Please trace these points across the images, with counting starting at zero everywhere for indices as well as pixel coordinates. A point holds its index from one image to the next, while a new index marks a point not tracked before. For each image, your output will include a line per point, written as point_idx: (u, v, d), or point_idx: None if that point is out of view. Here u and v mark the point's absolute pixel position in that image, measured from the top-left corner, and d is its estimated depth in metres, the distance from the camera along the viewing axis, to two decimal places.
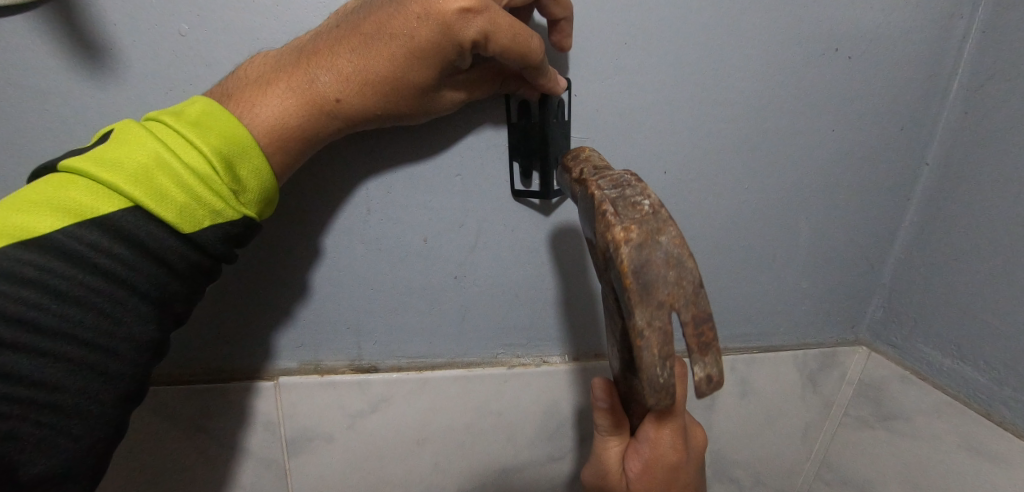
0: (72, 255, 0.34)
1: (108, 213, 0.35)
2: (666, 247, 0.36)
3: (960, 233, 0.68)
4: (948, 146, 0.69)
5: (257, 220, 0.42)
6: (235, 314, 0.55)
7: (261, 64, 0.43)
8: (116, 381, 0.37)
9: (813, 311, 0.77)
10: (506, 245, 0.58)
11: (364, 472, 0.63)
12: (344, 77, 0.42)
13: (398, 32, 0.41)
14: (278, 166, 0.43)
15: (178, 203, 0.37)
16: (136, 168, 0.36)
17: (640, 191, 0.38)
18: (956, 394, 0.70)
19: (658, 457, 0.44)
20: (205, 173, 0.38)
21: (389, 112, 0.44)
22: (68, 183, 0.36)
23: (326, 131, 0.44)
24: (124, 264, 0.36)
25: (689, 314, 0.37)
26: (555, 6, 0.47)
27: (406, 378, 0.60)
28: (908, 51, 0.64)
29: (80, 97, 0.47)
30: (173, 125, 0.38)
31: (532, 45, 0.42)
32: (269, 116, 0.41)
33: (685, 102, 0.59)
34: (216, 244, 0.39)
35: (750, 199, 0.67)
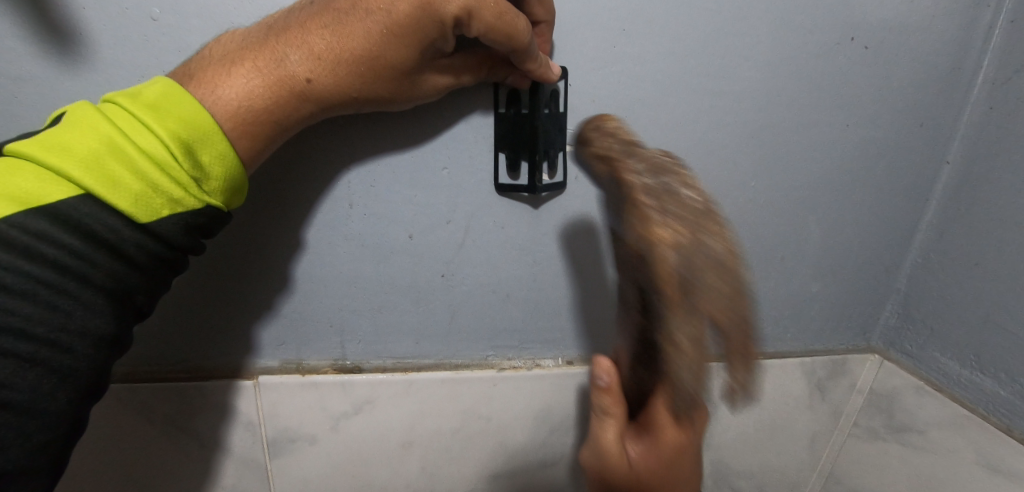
0: (15, 245, 0.32)
1: (59, 202, 0.33)
2: (661, 159, 0.43)
3: (981, 236, 0.64)
4: (971, 143, 0.65)
5: (224, 210, 0.40)
6: (214, 310, 0.53)
7: (228, 43, 0.41)
8: (70, 379, 0.35)
9: (822, 316, 0.74)
10: (497, 242, 0.55)
11: (348, 475, 0.60)
12: (316, 56, 0.40)
13: (375, 7, 0.39)
14: (244, 149, 0.40)
15: (134, 191, 0.35)
16: (88, 154, 0.34)
17: (673, 189, 0.41)
18: (974, 407, 0.66)
19: (661, 442, 0.44)
20: (164, 159, 0.35)
21: (365, 95, 0.42)
22: (14, 168, 0.33)
23: (296, 113, 0.41)
24: (74, 254, 0.34)
25: (695, 196, 0.41)
26: (538, 8, 0.46)
27: (391, 380, 0.58)
28: (931, 41, 0.61)
29: (41, 83, 0.43)
30: (128, 108, 0.36)
31: (519, 26, 0.40)
32: (234, 97, 0.39)
33: (690, 93, 0.55)
34: (178, 234, 0.37)
35: (757, 197, 0.63)
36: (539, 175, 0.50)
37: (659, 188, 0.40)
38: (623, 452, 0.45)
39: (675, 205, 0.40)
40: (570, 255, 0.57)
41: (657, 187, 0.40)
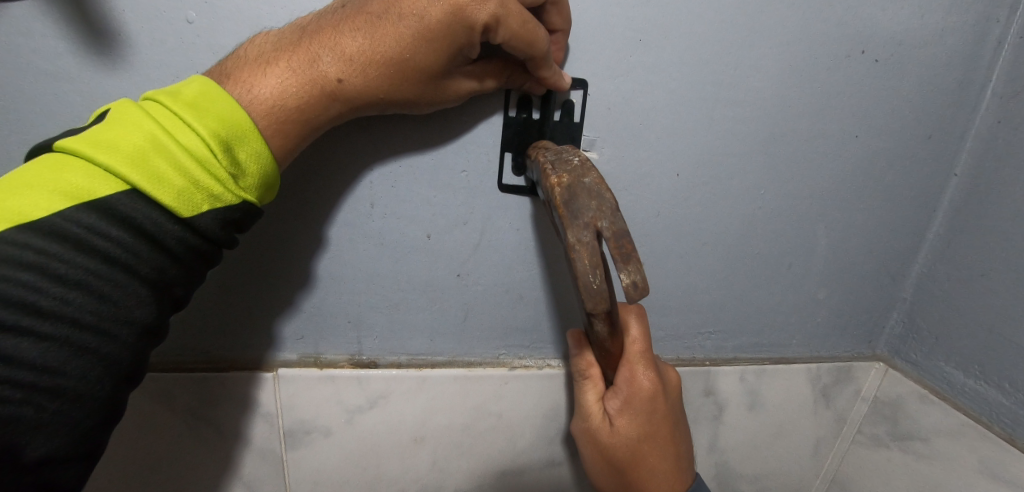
0: (69, 238, 0.34)
1: (107, 197, 0.35)
2: (589, 186, 0.41)
3: (988, 247, 0.65)
4: (980, 156, 0.66)
5: (257, 205, 0.42)
6: (237, 303, 0.55)
7: (264, 42, 0.42)
8: (114, 365, 0.36)
9: (828, 324, 0.75)
10: (511, 244, 0.57)
11: (360, 469, 0.62)
12: (348, 57, 0.41)
13: (406, 12, 0.40)
14: (275, 145, 0.41)
15: (177, 187, 0.36)
16: (134, 150, 0.36)
17: (588, 228, 0.40)
18: (977, 416, 0.67)
19: (634, 393, 0.49)
20: (203, 155, 0.37)
21: (392, 96, 0.43)
22: (65, 164, 0.35)
23: (326, 111, 0.43)
24: (120, 246, 0.35)
25: (609, 233, 0.39)
26: (555, 17, 0.47)
27: (405, 375, 0.59)
28: (941, 55, 0.62)
29: (79, 81, 0.45)
30: (170, 106, 0.37)
31: (539, 35, 0.42)
32: (269, 96, 0.40)
33: (703, 102, 0.57)
34: (216, 228, 0.39)
35: (766, 204, 0.64)
36: None
37: (576, 223, 0.40)
38: (603, 410, 0.51)
39: (584, 245, 0.39)
40: None
41: (575, 232, 0.40)
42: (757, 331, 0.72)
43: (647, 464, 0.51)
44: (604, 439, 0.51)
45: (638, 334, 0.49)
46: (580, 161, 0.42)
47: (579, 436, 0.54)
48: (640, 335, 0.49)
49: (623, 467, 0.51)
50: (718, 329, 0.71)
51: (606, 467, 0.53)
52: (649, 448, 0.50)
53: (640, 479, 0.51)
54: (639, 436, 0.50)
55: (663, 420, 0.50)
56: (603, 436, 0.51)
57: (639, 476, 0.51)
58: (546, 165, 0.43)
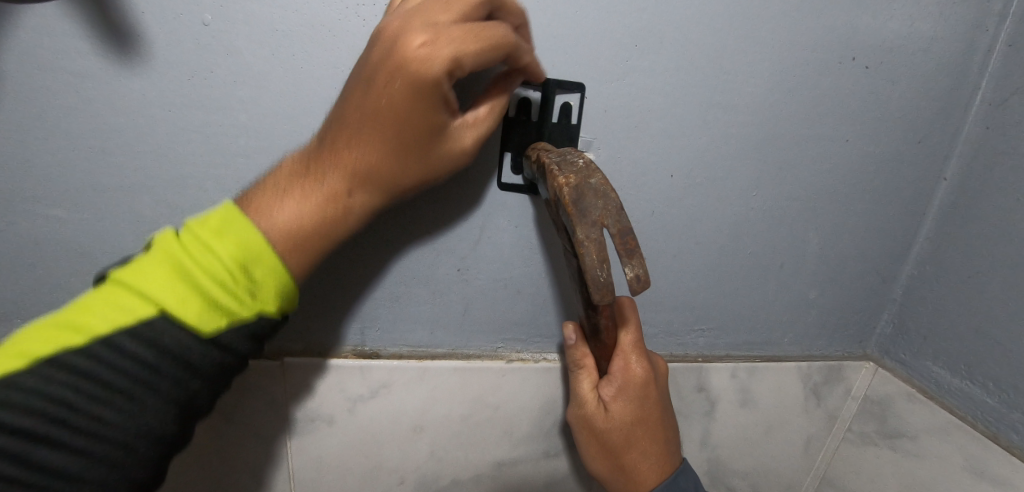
0: (103, 356, 0.37)
1: (144, 323, 0.38)
2: (595, 186, 0.42)
3: (975, 250, 0.67)
4: (968, 161, 0.68)
5: (279, 319, 0.44)
6: None
7: (280, 172, 0.45)
8: (134, 471, 0.39)
9: (819, 323, 0.77)
10: (510, 241, 0.59)
11: (361, 457, 0.64)
12: (356, 166, 0.43)
13: (388, 105, 0.41)
14: (306, 259, 0.44)
15: (205, 309, 0.40)
16: (169, 283, 0.39)
17: (595, 226, 0.42)
18: (963, 415, 0.69)
19: (628, 380, 0.53)
20: (224, 284, 0.40)
21: (405, 187, 0.45)
22: (112, 292, 0.39)
23: (352, 221, 0.45)
24: (146, 363, 0.38)
25: (615, 230, 0.42)
26: (508, 16, 0.45)
27: (406, 366, 0.61)
28: (930, 62, 0.64)
29: (99, 79, 0.47)
30: (199, 234, 0.41)
31: (493, 53, 0.42)
32: (287, 220, 0.43)
33: (697, 106, 0.59)
34: (240, 340, 0.42)
35: (758, 206, 0.66)
36: None
37: (584, 220, 0.42)
38: (598, 397, 0.54)
39: (592, 240, 0.42)
40: None
41: (584, 228, 0.42)
42: (750, 329, 0.74)
43: (638, 446, 0.55)
44: (600, 423, 0.55)
45: (631, 325, 0.54)
46: (585, 162, 0.44)
47: (574, 424, 0.57)
48: (633, 326, 0.54)
49: (617, 450, 0.55)
50: (711, 327, 0.73)
51: (600, 453, 0.56)
52: (640, 431, 0.55)
53: (632, 460, 0.55)
54: (633, 420, 0.54)
55: (653, 405, 0.55)
56: (598, 422, 0.55)
57: (631, 458, 0.55)
58: (551, 165, 0.45)
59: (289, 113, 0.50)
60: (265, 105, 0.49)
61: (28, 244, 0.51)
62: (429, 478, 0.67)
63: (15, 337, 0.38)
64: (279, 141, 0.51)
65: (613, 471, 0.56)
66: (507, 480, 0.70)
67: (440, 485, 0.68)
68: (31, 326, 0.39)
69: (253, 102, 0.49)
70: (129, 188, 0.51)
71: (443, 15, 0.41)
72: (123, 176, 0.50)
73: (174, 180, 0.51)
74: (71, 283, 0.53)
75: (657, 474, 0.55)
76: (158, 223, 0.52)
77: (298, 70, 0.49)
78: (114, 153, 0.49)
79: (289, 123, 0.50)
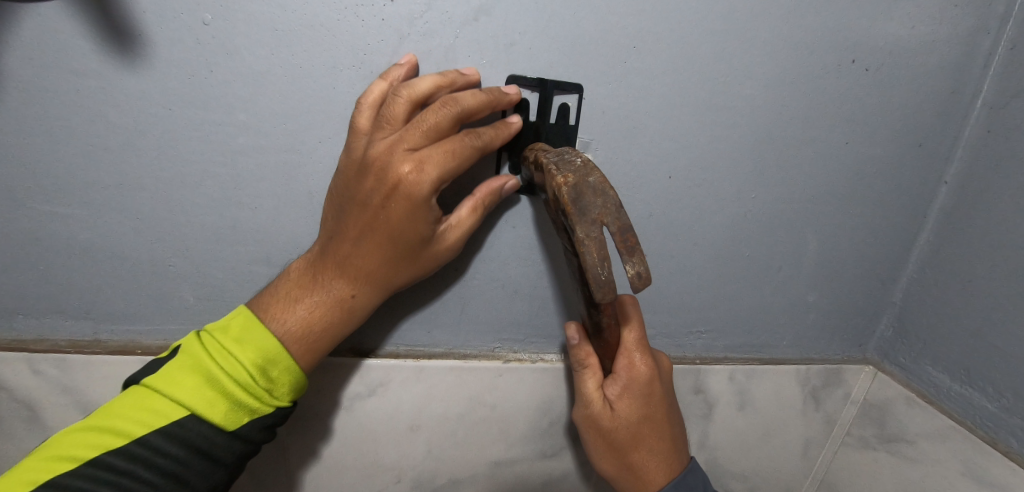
0: (140, 459, 0.42)
1: (172, 421, 0.43)
2: (594, 185, 0.42)
3: (975, 254, 0.67)
4: (968, 165, 0.67)
5: (291, 406, 0.50)
6: (242, 292, 0.57)
7: (287, 282, 0.51)
8: None
9: (818, 326, 0.76)
10: (507, 241, 0.59)
11: (357, 456, 0.64)
12: (355, 266, 0.49)
13: (381, 218, 0.47)
14: (320, 355, 0.51)
15: (224, 408, 0.45)
16: (194, 384, 0.45)
17: (595, 224, 0.42)
18: (962, 420, 0.68)
19: (634, 378, 0.52)
20: (244, 379, 0.46)
21: (400, 279, 0.51)
22: (144, 397, 0.44)
23: (359, 320, 0.52)
24: (178, 460, 0.43)
25: (615, 228, 0.42)
26: (419, 83, 0.47)
27: (403, 365, 0.61)
28: (930, 65, 0.63)
29: (100, 76, 0.47)
30: (222, 339, 0.47)
31: (462, 151, 0.46)
32: (297, 322, 0.48)
33: (695, 108, 0.59)
34: (255, 432, 0.47)
35: (757, 208, 0.66)
36: None
37: (583, 219, 0.41)
38: (603, 396, 0.53)
39: (592, 238, 0.41)
40: None
41: (585, 227, 0.41)
42: (748, 331, 0.74)
43: (646, 445, 0.54)
44: (607, 423, 0.53)
45: (634, 323, 0.53)
46: (583, 161, 0.43)
47: (579, 425, 0.56)
48: (636, 323, 0.53)
49: (624, 450, 0.54)
50: (709, 329, 0.72)
51: (608, 453, 0.55)
52: (647, 429, 0.54)
53: (640, 460, 0.54)
54: (639, 419, 0.53)
55: (659, 402, 0.54)
56: (605, 422, 0.53)
57: (639, 457, 0.54)
58: (549, 164, 0.44)
59: (287, 112, 0.50)
60: (263, 104, 0.50)
61: (28, 240, 0.52)
62: (426, 477, 0.67)
63: (55, 440, 0.43)
64: (278, 140, 0.51)
65: (620, 471, 0.55)
66: (503, 480, 0.70)
67: (437, 484, 0.68)
68: (69, 431, 0.44)
69: (251, 101, 0.50)
70: (128, 185, 0.51)
71: (421, 141, 0.46)
72: (123, 173, 0.51)
73: (173, 178, 0.51)
74: (70, 279, 0.54)
75: (665, 473, 0.54)
76: (157, 221, 0.53)
77: (296, 69, 0.49)
78: (114, 151, 0.50)
79: (287, 122, 0.51)
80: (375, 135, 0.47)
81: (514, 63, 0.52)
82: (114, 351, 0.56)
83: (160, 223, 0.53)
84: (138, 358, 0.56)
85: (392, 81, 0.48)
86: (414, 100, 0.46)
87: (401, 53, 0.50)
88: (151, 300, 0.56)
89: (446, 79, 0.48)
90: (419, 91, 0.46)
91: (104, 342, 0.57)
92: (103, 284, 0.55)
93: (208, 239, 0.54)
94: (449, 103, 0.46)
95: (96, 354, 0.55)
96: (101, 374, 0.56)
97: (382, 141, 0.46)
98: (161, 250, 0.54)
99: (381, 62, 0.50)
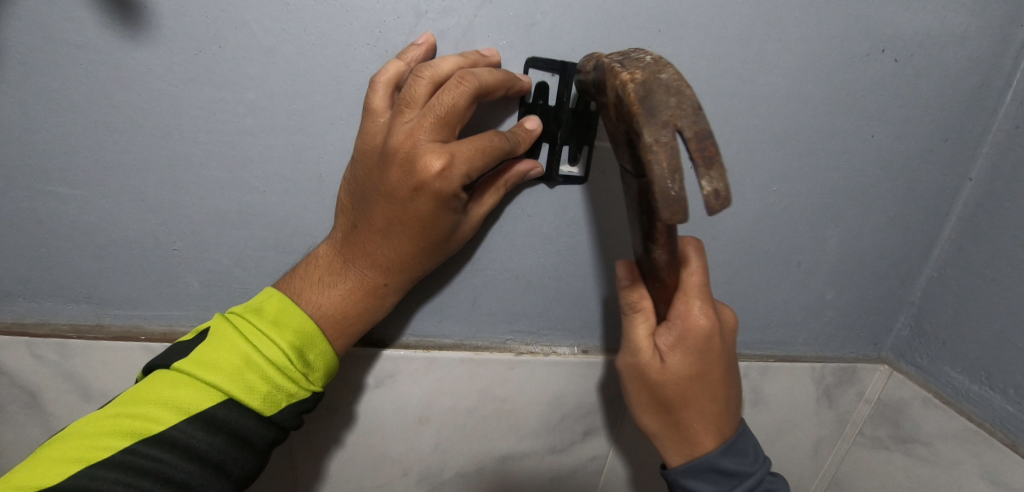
0: (178, 447, 0.41)
1: (208, 407, 0.42)
2: (666, 81, 0.37)
3: (1000, 253, 0.65)
4: (995, 161, 0.66)
5: (323, 390, 0.49)
6: (249, 278, 0.55)
7: (315, 267, 0.49)
8: None
9: (835, 324, 0.75)
10: (523, 230, 0.57)
11: (364, 447, 0.63)
12: (383, 261, 0.48)
13: (406, 214, 0.46)
14: (352, 338, 0.50)
15: (262, 392, 0.44)
16: (231, 367, 0.43)
17: (666, 128, 0.36)
18: (980, 421, 0.67)
19: (690, 328, 0.46)
20: (282, 362, 0.45)
21: (428, 267, 0.50)
22: (177, 381, 0.43)
23: (387, 304, 0.51)
24: (215, 447, 0.42)
25: (692, 132, 0.36)
26: (441, 64, 0.45)
27: (413, 356, 0.59)
28: (960, 58, 0.61)
29: (103, 49, 0.45)
30: (255, 322, 0.45)
31: (495, 143, 0.46)
32: (330, 308, 0.48)
33: (718, 97, 0.57)
34: (291, 417, 0.46)
35: (778, 201, 0.64)
36: (555, 165, 0.53)
37: (651, 122, 0.36)
38: (653, 345, 0.48)
39: (662, 144, 0.36)
40: (593, 245, 0.59)
41: (653, 128, 0.36)
42: (764, 328, 0.73)
43: (697, 405, 0.48)
44: (654, 378, 0.48)
45: (697, 266, 0.46)
46: (653, 59, 0.38)
47: (623, 374, 0.51)
48: (699, 267, 0.46)
49: (671, 406, 0.48)
50: None
51: (652, 410, 0.50)
52: (700, 388, 0.47)
53: (687, 420, 0.48)
54: (692, 375, 0.47)
55: (718, 360, 0.48)
56: (651, 374, 0.48)
57: (686, 415, 0.48)
58: (613, 63, 0.40)
59: (298, 91, 0.48)
60: (273, 83, 0.48)
61: (29, 221, 0.50)
62: (434, 470, 0.66)
63: (78, 428, 0.41)
64: (288, 120, 0.49)
65: (665, 429, 0.50)
66: (512, 474, 0.69)
67: (444, 477, 0.67)
68: (92, 419, 0.42)
69: (261, 79, 0.48)
70: (131, 165, 0.49)
71: (442, 126, 0.44)
72: (127, 152, 0.49)
73: (179, 159, 0.50)
74: (72, 262, 0.52)
75: (715, 437, 0.49)
76: (162, 203, 0.51)
77: (308, 46, 0.47)
78: (118, 129, 0.48)
79: (299, 101, 0.49)
80: (395, 119, 0.45)
81: (535, 44, 0.50)
82: (116, 337, 0.55)
83: (165, 205, 0.51)
84: (140, 345, 0.55)
85: (410, 63, 0.47)
86: (436, 82, 0.45)
87: (418, 32, 0.48)
88: (154, 284, 0.54)
89: (468, 60, 0.47)
90: (442, 72, 0.45)
91: (106, 328, 0.55)
92: (105, 267, 0.53)
93: (214, 223, 0.52)
94: (468, 80, 0.44)
95: (96, 340, 0.54)
96: (103, 361, 0.55)
97: (402, 124, 0.45)
98: (165, 233, 0.52)
99: (397, 41, 0.48)
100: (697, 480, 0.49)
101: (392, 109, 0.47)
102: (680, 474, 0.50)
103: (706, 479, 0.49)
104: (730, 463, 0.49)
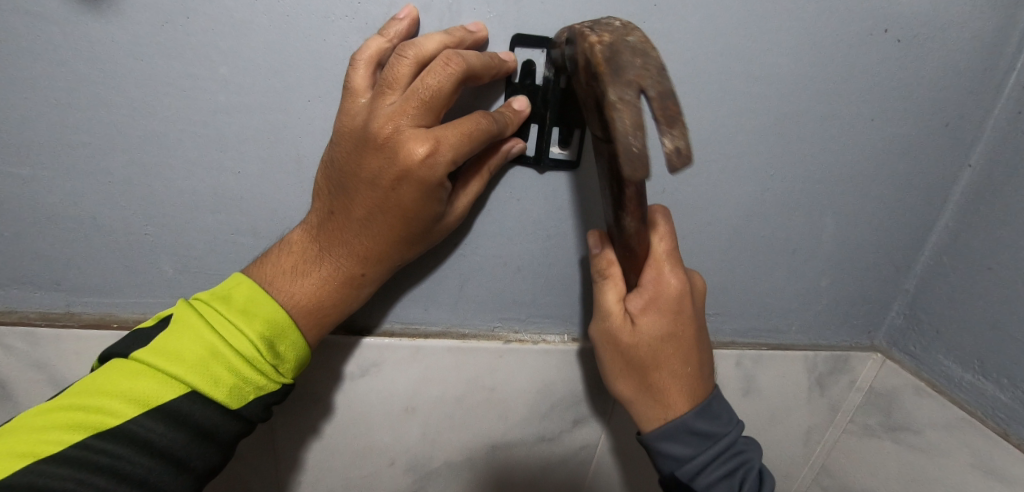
0: (138, 443, 0.39)
1: (170, 400, 0.40)
2: (632, 43, 0.37)
3: (998, 241, 0.63)
4: (997, 148, 0.64)
5: (293, 382, 0.47)
6: (227, 264, 0.53)
7: (289, 253, 0.47)
8: None
9: (828, 312, 0.74)
10: (512, 216, 0.55)
11: (349, 437, 0.61)
12: (362, 252, 0.46)
13: (389, 202, 0.44)
14: (327, 328, 0.48)
15: (228, 385, 0.42)
16: (196, 358, 0.42)
17: (631, 86, 0.35)
18: (972, 410, 0.66)
19: (660, 291, 0.47)
20: (251, 355, 0.43)
21: (406, 258, 0.48)
22: (137, 372, 0.41)
23: (363, 295, 0.49)
24: (177, 441, 0.40)
25: (655, 92, 0.35)
26: (426, 42, 0.43)
27: (399, 344, 0.58)
28: (965, 40, 0.59)
29: (62, 19, 0.42)
30: (222, 311, 0.43)
31: (482, 128, 0.43)
32: (304, 298, 0.46)
33: (717, 77, 0.54)
34: (259, 410, 0.44)
35: (774, 186, 0.63)
36: (546, 146, 0.51)
37: (616, 80, 0.35)
38: (624, 309, 0.48)
39: (625, 103, 0.35)
40: (584, 231, 0.57)
41: (617, 88, 0.35)
42: (757, 316, 0.71)
43: (668, 365, 0.48)
44: (627, 338, 0.48)
45: (664, 230, 0.47)
46: (622, 24, 0.39)
47: (597, 344, 0.51)
48: (667, 232, 0.47)
49: (643, 367, 0.48)
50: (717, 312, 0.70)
51: (627, 371, 0.50)
52: (671, 347, 0.48)
53: (659, 380, 0.48)
54: (664, 335, 0.47)
55: (688, 321, 0.49)
56: (625, 337, 0.48)
57: (659, 375, 0.48)
58: (582, 27, 0.39)
59: (273, 66, 0.46)
60: (246, 57, 0.45)
61: None
62: (420, 460, 0.65)
63: (29, 420, 0.39)
64: (263, 98, 0.47)
65: (638, 393, 0.50)
66: (501, 463, 0.68)
67: (431, 467, 0.66)
68: (43, 410, 0.40)
69: (233, 53, 0.45)
70: (97, 144, 0.47)
71: (426, 111, 0.42)
72: (92, 131, 0.46)
73: (147, 138, 0.47)
74: (38, 246, 0.50)
75: (686, 399, 0.49)
76: (132, 186, 0.49)
77: (281, 18, 0.44)
78: (82, 107, 0.45)
79: (273, 78, 0.46)
80: (376, 101, 0.43)
81: (525, 19, 0.47)
82: (87, 325, 0.53)
83: (135, 188, 0.49)
84: (113, 333, 0.53)
85: (392, 39, 0.44)
86: (420, 62, 0.43)
87: (400, 5, 0.45)
88: (126, 271, 0.52)
89: (453, 38, 0.44)
90: (426, 51, 0.43)
91: (77, 315, 0.53)
92: (73, 253, 0.51)
93: (187, 207, 0.50)
94: (453, 61, 0.41)
95: (66, 329, 0.52)
96: (74, 350, 0.53)
97: (384, 107, 0.42)
98: (136, 217, 0.50)
99: (378, 15, 0.45)
100: (674, 445, 0.49)
101: (373, 89, 0.44)
102: (657, 441, 0.49)
103: (681, 443, 0.49)
104: (704, 425, 0.49)
